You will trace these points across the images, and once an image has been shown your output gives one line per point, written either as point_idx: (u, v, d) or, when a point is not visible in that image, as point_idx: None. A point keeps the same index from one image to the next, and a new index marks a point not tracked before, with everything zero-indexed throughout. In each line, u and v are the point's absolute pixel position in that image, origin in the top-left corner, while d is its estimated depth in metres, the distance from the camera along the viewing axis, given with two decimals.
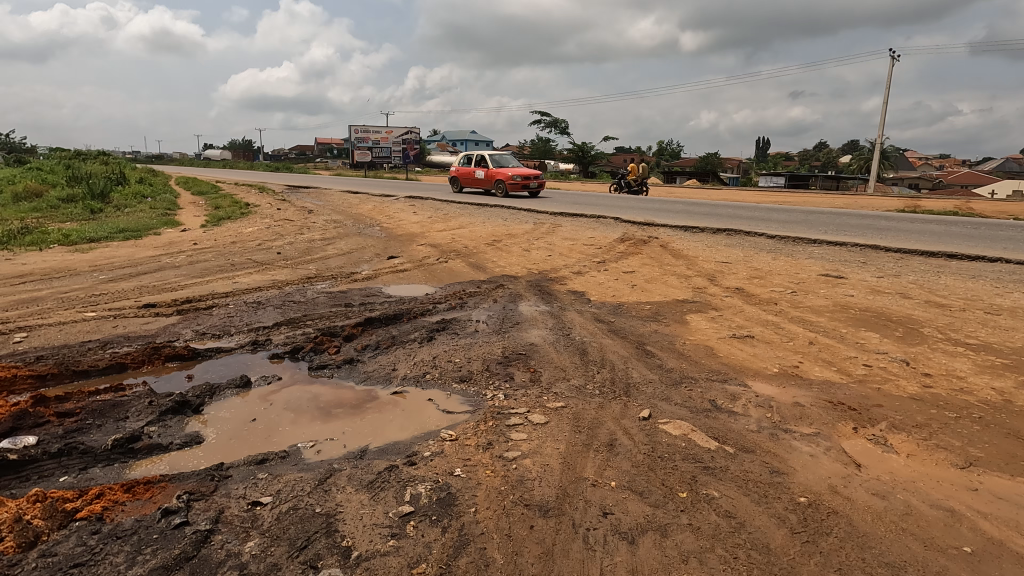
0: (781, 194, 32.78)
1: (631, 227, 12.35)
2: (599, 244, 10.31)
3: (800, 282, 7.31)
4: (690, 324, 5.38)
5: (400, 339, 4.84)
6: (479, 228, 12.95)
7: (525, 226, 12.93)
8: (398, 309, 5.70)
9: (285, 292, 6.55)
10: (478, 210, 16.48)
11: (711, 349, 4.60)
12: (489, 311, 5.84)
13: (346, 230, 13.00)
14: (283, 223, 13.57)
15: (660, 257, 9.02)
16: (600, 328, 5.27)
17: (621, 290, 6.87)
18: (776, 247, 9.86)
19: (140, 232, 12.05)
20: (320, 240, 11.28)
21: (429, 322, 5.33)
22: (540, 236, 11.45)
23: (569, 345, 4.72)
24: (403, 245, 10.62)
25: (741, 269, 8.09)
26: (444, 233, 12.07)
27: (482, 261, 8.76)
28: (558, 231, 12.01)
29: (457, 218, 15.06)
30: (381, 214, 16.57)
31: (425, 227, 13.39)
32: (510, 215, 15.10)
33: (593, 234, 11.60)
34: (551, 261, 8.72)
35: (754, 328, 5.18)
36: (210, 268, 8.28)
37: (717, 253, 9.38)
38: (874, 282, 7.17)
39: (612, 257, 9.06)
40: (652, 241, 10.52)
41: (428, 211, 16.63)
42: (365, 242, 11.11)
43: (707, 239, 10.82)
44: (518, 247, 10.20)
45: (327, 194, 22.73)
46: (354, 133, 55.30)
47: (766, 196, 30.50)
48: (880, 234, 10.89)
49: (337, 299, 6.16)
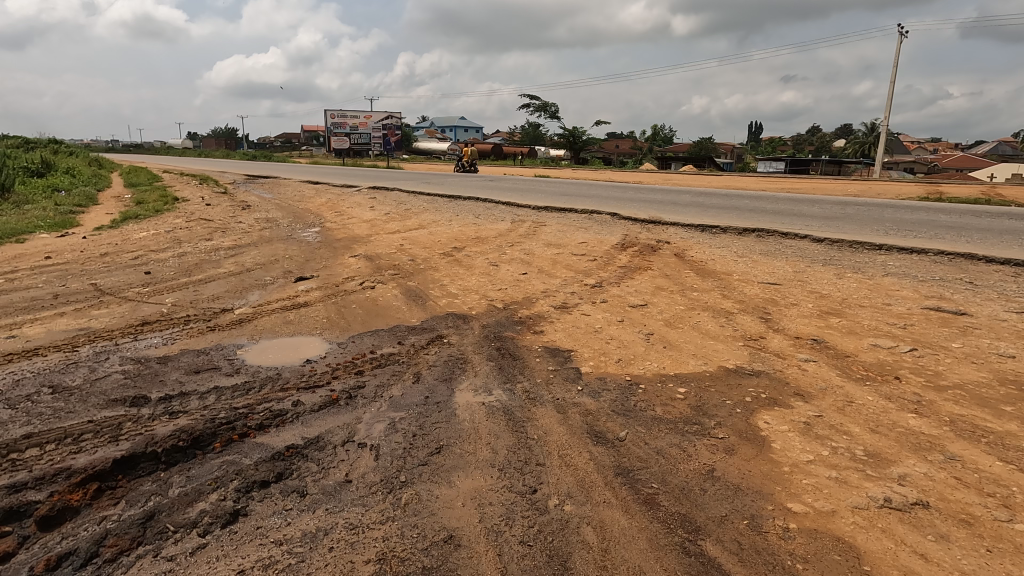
0: (784, 180, 30.43)
1: (633, 228, 9.78)
2: (594, 253, 7.71)
3: (902, 322, 4.75)
4: (769, 445, 2.81)
5: (159, 528, 2.19)
6: (442, 228, 10.37)
7: (499, 227, 10.32)
8: (219, 419, 3.01)
9: (65, 363, 3.88)
10: (447, 204, 13.83)
11: (848, 547, 2.06)
12: (396, 413, 3.17)
13: (274, 233, 10.32)
14: (199, 223, 10.89)
15: (677, 275, 6.45)
16: (600, 460, 2.68)
17: (631, 344, 4.30)
18: (832, 256, 7.32)
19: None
20: (225, 249, 8.59)
21: (257, 460, 2.65)
22: (516, 241, 8.84)
23: (531, 547, 2.09)
24: (334, 256, 8.00)
25: (800, 299, 5.53)
26: (394, 238, 9.43)
27: (426, 285, 6.15)
28: (539, 235, 9.39)
29: (420, 214, 12.42)
30: (332, 209, 13.88)
31: (376, 228, 10.75)
32: (483, 211, 12.49)
33: (585, 237, 9.03)
34: (526, 284, 6.13)
35: (902, 460, 2.62)
36: (17, 301, 5.58)
37: (755, 268, 6.82)
38: (1020, 325, 4.62)
39: (612, 275, 6.48)
40: (661, 249, 7.96)
41: (388, 206, 13.96)
42: (286, 252, 8.46)
43: (734, 245, 8.24)
44: (484, 258, 7.63)
45: (281, 186, 19.92)
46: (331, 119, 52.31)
47: (774, 183, 27.85)
48: (959, 235, 8.34)
49: (132, 385, 3.46)
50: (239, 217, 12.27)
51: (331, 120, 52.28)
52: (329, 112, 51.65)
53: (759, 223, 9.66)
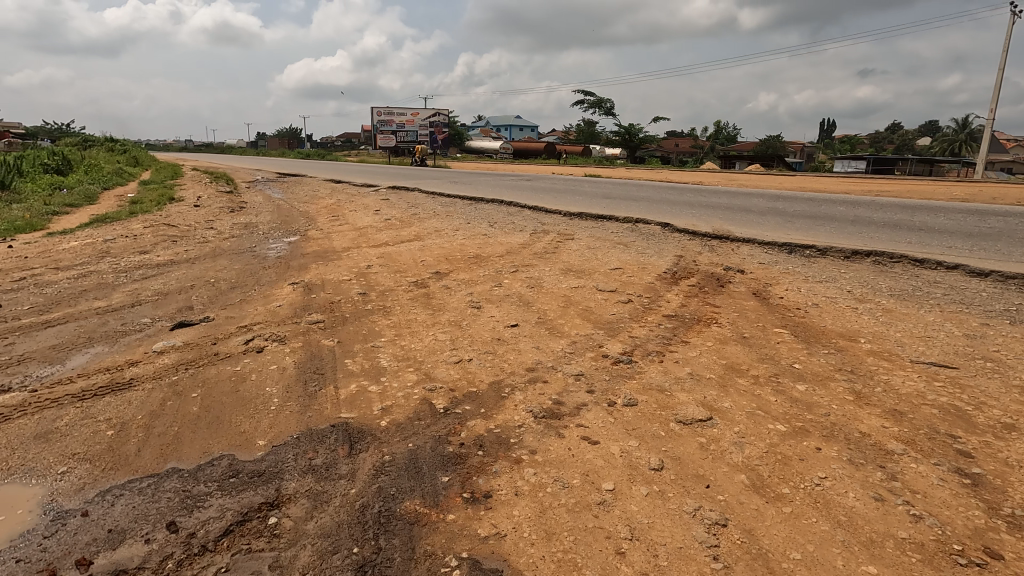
0: (870, 183, 26.37)
1: (689, 246, 7.22)
2: (628, 290, 5.22)
3: None
4: None
5: None
6: (438, 243, 8.14)
7: (511, 242, 7.96)
8: None
9: None
10: (463, 208, 11.64)
11: None
12: None
13: (234, 244, 8.40)
14: (158, 230, 9.14)
15: (761, 342, 3.89)
16: None
17: (676, 564, 1.86)
18: (1018, 307, 4.52)
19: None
20: (147, 268, 6.66)
21: None
22: (523, 264, 6.46)
23: None
24: (270, 284, 5.89)
25: (1015, 414, 2.87)
26: (367, 256, 7.25)
27: (347, 346, 3.88)
28: (559, 254, 6.96)
29: (426, 221, 10.26)
30: (332, 213, 11.96)
31: (360, 240, 8.64)
32: (502, 218, 10.20)
33: (620, 260, 6.55)
34: (506, 353, 3.75)
35: None
36: None
37: (894, 328, 4.15)
38: None
39: (652, 336, 4.00)
40: (731, 285, 5.38)
41: (394, 210, 11.87)
42: (217, 273, 6.42)
43: (844, 279, 5.53)
44: (469, 292, 5.31)
45: (299, 185, 18.35)
46: (378, 116, 51.50)
47: (861, 186, 23.94)
48: None
49: None
50: (215, 221, 10.48)
51: (378, 118, 51.46)
52: (376, 109, 50.80)
53: (872, 242, 6.83)
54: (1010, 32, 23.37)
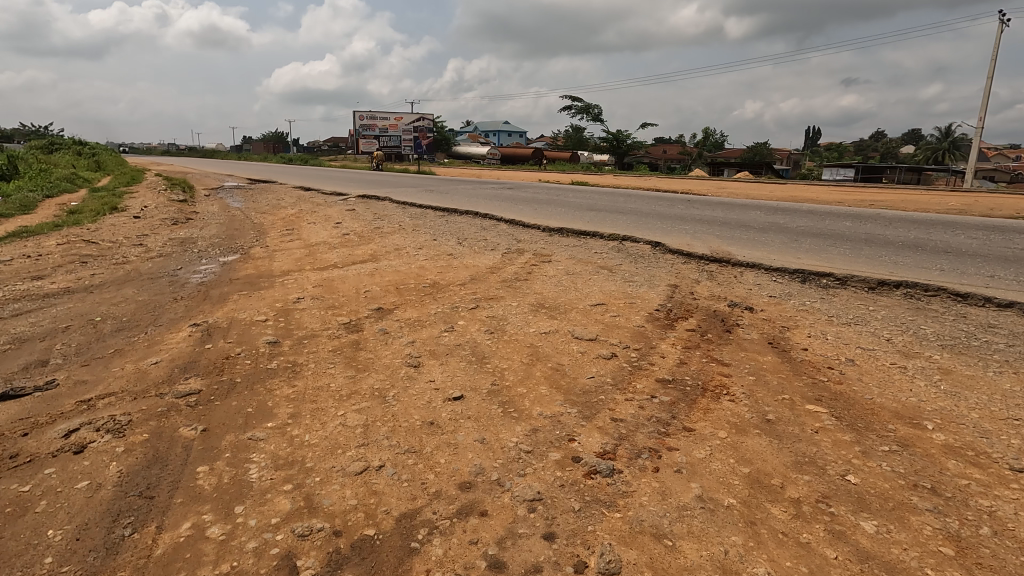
0: (863, 192, 25.74)
1: (684, 272, 6.18)
2: (612, 338, 4.13)
3: None
4: None
5: None
6: (392, 266, 7.02)
7: (478, 265, 6.85)
8: None
9: None
10: (433, 221, 10.55)
11: None
12: None
13: (156, 266, 7.19)
14: (71, 247, 7.88)
15: (791, 428, 2.82)
16: None
17: None
18: None
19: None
20: (25, 300, 5.44)
21: None
22: (486, 297, 5.35)
23: None
24: (167, 325, 4.71)
25: None
26: (304, 284, 6.10)
27: (212, 439, 2.73)
28: (531, 283, 5.86)
29: (388, 236, 9.15)
30: (288, 226, 10.79)
31: (306, 260, 7.50)
32: (473, 234, 9.11)
33: (604, 290, 5.49)
34: (436, 451, 2.64)
35: None
36: None
37: (964, 402, 3.11)
38: None
39: (643, 419, 2.91)
40: (739, 330, 4.33)
41: (356, 223, 10.73)
42: (108, 308, 5.22)
43: (876, 321, 4.51)
44: (411, 339, 4.20)
45: (264, 193, 17.14)
46: (361, 121, 50.34)
47: (853, 195, 23.29)
48: None
49: None
50: (147, 236, 9.23)
51: (361, 122, 50.24)
52: (358, 113, 49.51)
53: (897, 269, 5.84)
54: (1001, 41, 23.04)
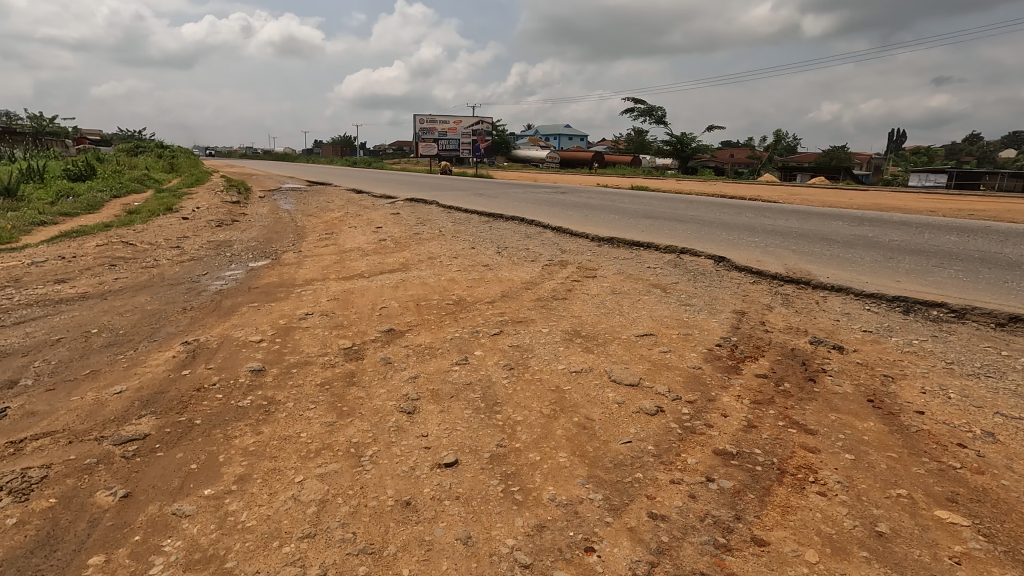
0: (961, 200, 23.14)
1: (753, 295, 5.23)
2: (659, 384, 3.28)
3: None
4: None
5: None
6: (421, 277, 6.43)
7: (513, 279, 6.14)
8: None
9: None
10: (476, 228, 9.98)
11: None
12: None
13: (183, 271, 6.95)
14: (108, 249, 7.81)
15: (918, 554, 1.92)
16: None
17: None
18: None
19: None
20: (34, 306, 5.20)
21: None
22: (514, 320, 4.62)
23: None
24: (159, 342, 4.28)
25: None
26: (319, 296, 5.61)
27: (127, 512, 2.15)
28: (569, 304, 5.07)
29: (426, 243, 8.63)
30: (329, 230, 10.52)
31: (334, 268, 7.06)
32: (515, 243, 8.43)
33: (654, 317, 4.64)
34: (401, 555, 1.93)
35: None
36: None
37: None
38: None
39: (693, 520, 2.09)
40: (826, 379, 3.38)
41: (396, 228, 10.30)
42: (110, 319, 4.88)
43: (1014, 373, 3.44)
44: (415, 372, 3.53)
45: (318, 195, 17.24)
46: (421, 124, 51.00)
47: (949, 203, 20.94)
48: None
49: None
50: (187, 238, 9.15)
51: (421, 126, 50.89)
52: (419, 116, 50.19)
53: None
54: None
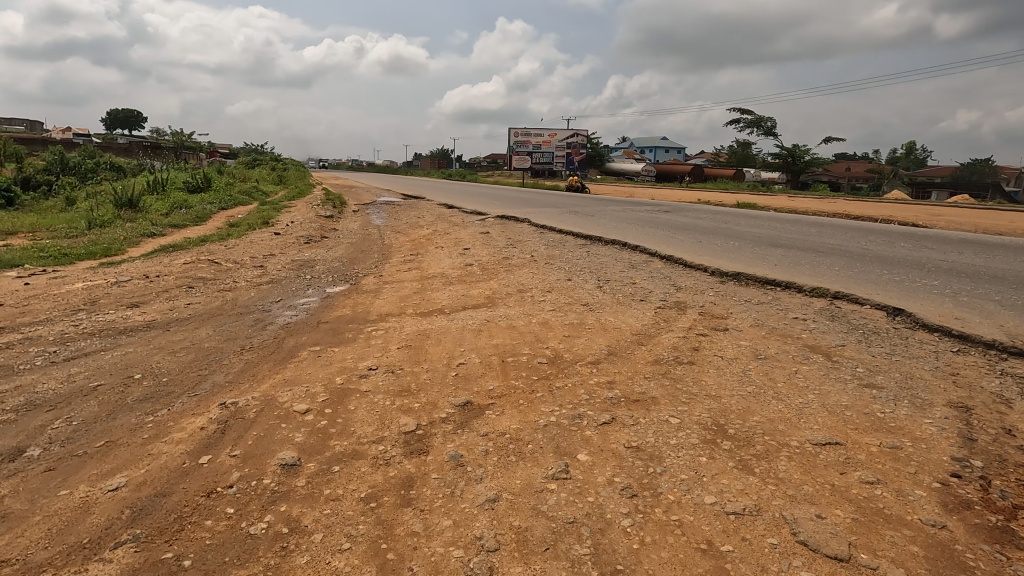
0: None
1: (970, 377, 3.72)
2: (884, 561, 2.01)
3: None
4: None
5: None
6: (507, 318, 5.45)
7: (620, 328, 4.99)
8: None
9: None
10: (572, 253, 8.91)
11: None
12: None
13: (257, 297, 6.49)
14: (193, 268, 7.61)
15: None
16: None
17: None
18: None
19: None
20: (94, 338, 4.82)
21: None
22: (628, 397, 3.47)
23: None
24: (197, 399, 3.60)
25: None
26: (390, 340, 4.79)
27: None
28: (699, 375, 3.84)
29: (516, 271, 7.69)
30: (414, 250, 9.93)
31: (413, 300, 6.28)
32: (619, 275, 7.25)
33: (830, 407, 3.30)
34: None
35: None
36: None
37: None
38: None
39: None
40: None
41: (484, 251, 9.48)
42: (160, 360, 4.32)
43: None
44: (495, 488, 2.49)
45: (410, 210, 17.02)
46: (516, 138, 51.01)
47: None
48: None
49: None
50: (272, 256, 8.87)
51: (516, 139, 50.88)
52: (514, 130, 50.26)
53: None
54: None
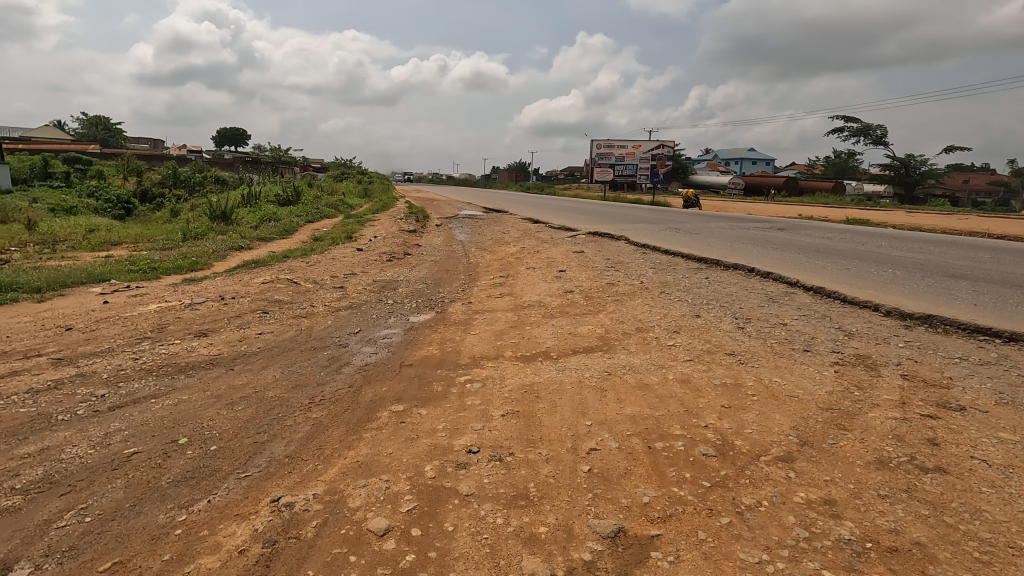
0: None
1: None
2: None
3: None
4: None
5: None
6: (634, 372, 4.27)
7: (798, 397, 3.67)
8: None
9: None
10: (688, 280, 7.59)
11: None
12: None
13: (336, 327, 5.72)
14: (272, 289, 7.03)
15: None
16: None
17: None
18: None
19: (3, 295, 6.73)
20: (150, 378, 4.14)
21: None
22: (875, 542, 2.19)
23: None
24: (246, 487, 2.70)
25: None
26: (490, 399, 3.76)
27: None
28: (972, 501, 2.47)
29: (628, 302, 6.49)
30: (504, 271, 8.98)
31: (511, 337, 5.25)
32: (759, 312, 5.87)
33: None
34: None
35: None
36: None
37: None
38: None
39: None
40: None
41: (582, 274, 8.35)
42: (214, 416, 3.51)
43: None
44: None
45: (495, 224, 16.26)
46: (598, 150, 49.67)
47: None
48: None
49: None
50: (354, 276, 8.22)
51: (598, 151, 49.54)
52: (596, 142, 48.95)
53: None
54: None
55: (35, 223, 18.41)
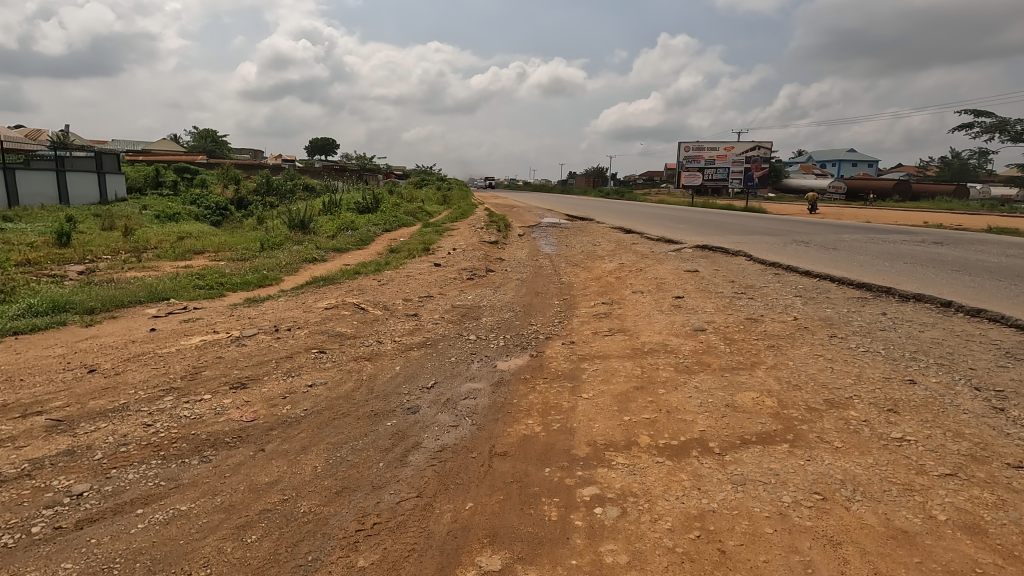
0: None
1: None
2: None
3: None
4: None
5: None
6: (865, 498, 2.63)
7: None
8: None
9: None
10: (860, 318, 5.72)
11: None
12: None
13: (406, 376, 4.45)
14: (335, 317, 5.93)
15: None
16: None
17: None
18: None
19: (52, 317, 6.07)
20: (153, 464, 3.02)
21: None
22: None
23: None
24: None
25: None
26: (641, 551, 2.27)
27: None
28: None
29: (790, 351, 4.78)
30: (606, 295, 7.45)
31: (641, 408, 3.73)
32: (1008, 378, 3.97)
33: None
34: None
35: None
36: None
37: None
38: None
39: None
40: None
41: (708, 303, 6.66)
42: (213, 557, 2.27)
43: None
44: None
45: (583, 234, 14.77)
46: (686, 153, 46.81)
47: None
48: None
49: None
50: (431, 299, 7.01)
51: (686, 155, 46.67)
52: (685, 145, 46.14)
53: None
54: None
55: (133, 230, 19.03)
